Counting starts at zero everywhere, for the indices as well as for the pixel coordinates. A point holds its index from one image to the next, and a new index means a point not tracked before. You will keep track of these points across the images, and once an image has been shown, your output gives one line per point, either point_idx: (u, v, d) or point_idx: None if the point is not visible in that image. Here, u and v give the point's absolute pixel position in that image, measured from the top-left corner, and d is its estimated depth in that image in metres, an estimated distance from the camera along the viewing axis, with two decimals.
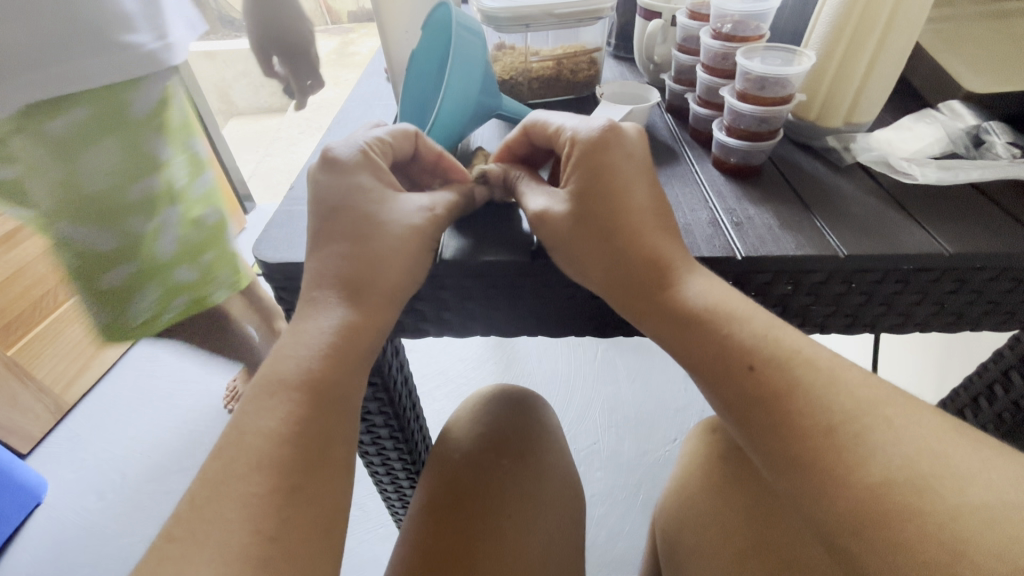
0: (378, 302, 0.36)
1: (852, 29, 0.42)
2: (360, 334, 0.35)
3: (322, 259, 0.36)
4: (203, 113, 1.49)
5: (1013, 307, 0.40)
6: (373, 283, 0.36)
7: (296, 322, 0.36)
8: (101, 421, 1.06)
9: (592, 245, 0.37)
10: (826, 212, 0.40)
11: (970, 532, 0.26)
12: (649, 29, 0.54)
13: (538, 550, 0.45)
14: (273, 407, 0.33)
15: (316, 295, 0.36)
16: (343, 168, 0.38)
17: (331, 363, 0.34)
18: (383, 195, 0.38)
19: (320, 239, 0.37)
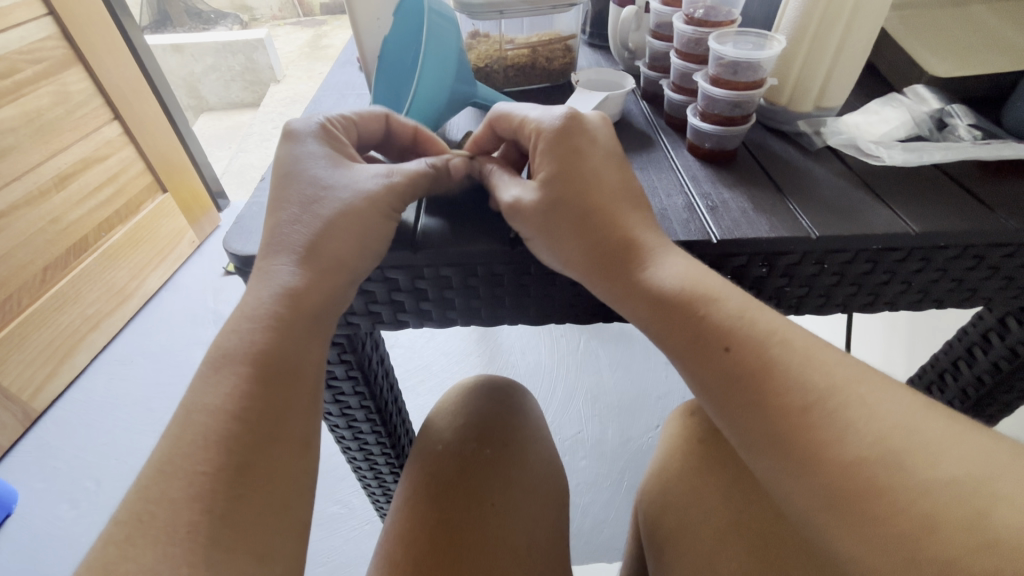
0: (325, 267, 0.37)
1: (821, 15, 0.43)
2: (307, 303, 0.37)
3: (274, 230, 0.38)
4: (173, 110, 1.50)
5: (974, 285, 0.41)
6: (320, 249, 0.37)
7: (250, 284, 0.37)
8: (70, 429, 1.13)
9: (580, 223, 0.38)
10: (798, 196, 0.41)
11: (939, 507, 0.27)
12: (623, 17, 0.55)
13: (521, 534, 0.47)
14: (224, 383, 0.34)
15: (265, 264, 0.37)
16: (302, 138, 0.41)
17: (276, 336, 0.36)
18: (344, 162, 0.41)
19: (277, 206, 0.39)
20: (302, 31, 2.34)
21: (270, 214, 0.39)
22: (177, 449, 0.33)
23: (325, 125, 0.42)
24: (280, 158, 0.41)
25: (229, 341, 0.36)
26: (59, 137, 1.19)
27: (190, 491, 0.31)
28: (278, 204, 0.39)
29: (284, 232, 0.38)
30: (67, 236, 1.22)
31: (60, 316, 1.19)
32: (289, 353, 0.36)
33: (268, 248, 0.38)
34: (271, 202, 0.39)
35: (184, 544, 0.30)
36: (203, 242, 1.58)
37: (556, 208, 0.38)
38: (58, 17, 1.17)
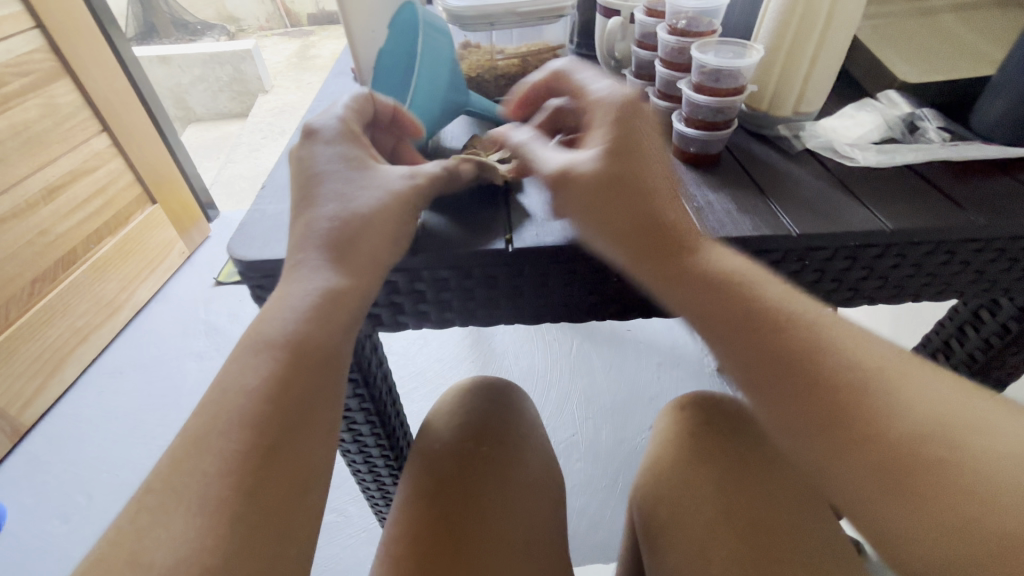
0: (362, 266, 0.38)
1: (796, 25, 0.45)
2: (341, 300, 0.37)
3: (308, 226, 0.39)
4: (162, 121, 1.50)
5: (947, 279, 0.43)
6: (357, 246, 0.38)
7: (280, 286, 0.38)
8: (59, 444, 1.12)
9: (627, 214, 0.39)
10: (780, 196, 0.43)
11: (987, 479, 0.30)
12: (609, 27, 0.57)
13: (520, 526, 0.49)
14: (258, 365, 0.35)
15: (299, 261, 0.38)
16: (325, 137, 0.42)
17: (312, 322, 0.36)
18: (366, 162, 0.41)
19: (308, 204, 0.40)
20: (289, 42, 2.53)
21: (298, 211, 0.40)
22: (200, 437, 0.33)
23: (343, 126, 0.42)
24: (302, 155, 0.42)
25: (263, 322, 0.37)
26: (47, 149, 1.19)
27: (203, 484, 0.32)
28: (307, 201, 0.40)
29: (315, 230, 0.39)
30: (55, 249, 1.21)
31: (48, 329, 1.18)
32: (320, 341, 0.37)
33: (302, 243, 0.39)
34: (301, 201, 0.40)
35: (206, 537, 0.30)
36: (194, 253, 1.58)
37: (599, 201, 0.39)
38: (45, 30, 1.18)
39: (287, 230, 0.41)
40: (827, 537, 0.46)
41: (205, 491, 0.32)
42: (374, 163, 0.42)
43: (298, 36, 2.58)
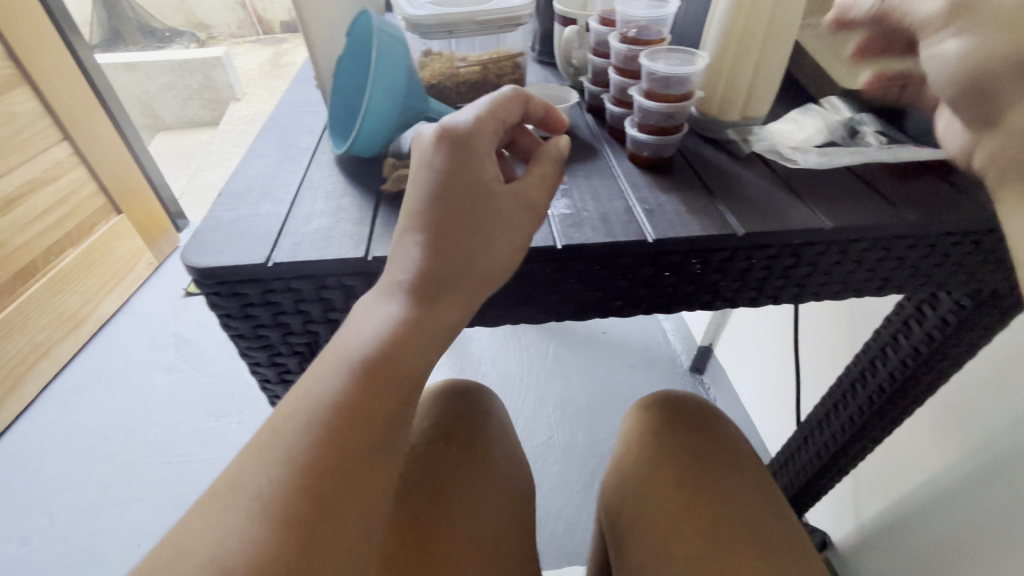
0: (456, 296, 0.37)
1: (740, 31, 0.47)
2: (420, 330, 0.36)
3: (403, 252, 0.37)
4: (126, 129, 1.47)
5: (886, 274, 0.45)
6: (461, 275, 0.37)
7: (370, 300, 0.37)
8: (18, 463, 1.08)
9: (1013, 58, 0.30)
10: (727, 198, 0.44)
11: None
12: (566, 35, 0.58)
13: (488, 527, 0.49)
14: (341, 374, 0.34)
15: (396, 280, 0.37)
16: (447, 150, 0.37)
17: (401, 343, 0.35)
18: (485, 187, 0.38)
19: (412, 229, 0.37)
20: (260, 49, 2.54)
21: (403, 235, 0.38)
22: (270, 443, 0.32)
23: (470, 138, 0.38)
24: (429, 162, 0.38)
25: (350, 335, 0.35)
26: (5, 158, 1.15)
27: (265, 488, 0.30)
28: (413, 224, 0.37)
29: (414, 252, 0.37)
30: (12, 261, 1.17)
31: (6, 345, 1.14)
32: (408, 359, 0.35)
33: (404, 265, 0.37)
34: (409, 222, 0.38)
35: (274, 539, 0.29)
36: (162, 263, 1.55)
37: (991, 53, 0.31)
38: (3, 36, 1.15)
39: (244, 236, 0.40)
40: (788, 528, 0.47)
41: (269, 495, 0.30)
42: (498, 187, 0.38)
43: (270, 43, 2.60)
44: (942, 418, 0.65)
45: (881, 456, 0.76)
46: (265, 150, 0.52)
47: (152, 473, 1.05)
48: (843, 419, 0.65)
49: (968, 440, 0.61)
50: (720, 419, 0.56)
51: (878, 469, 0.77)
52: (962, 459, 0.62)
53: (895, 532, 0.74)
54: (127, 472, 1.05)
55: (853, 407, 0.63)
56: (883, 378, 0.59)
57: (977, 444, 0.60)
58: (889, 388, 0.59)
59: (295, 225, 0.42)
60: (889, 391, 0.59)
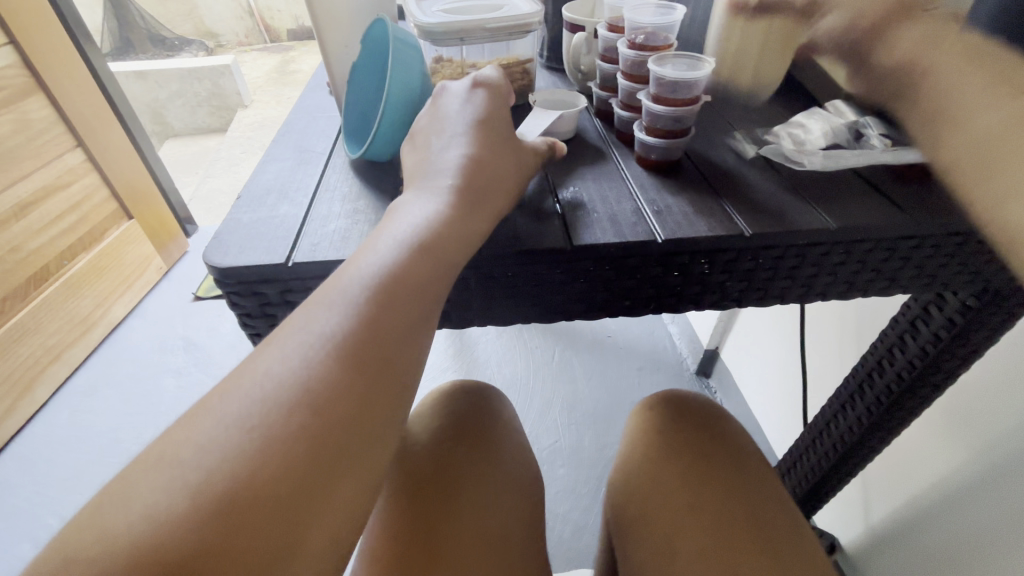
0: (486, 203, 0.40)
1: None
2: (452, 230, 0.38)
3: (445, 151, 0.42)
4: (138, 136, 1.50)
5: (891, 274, 0.45)
6: (493, 186, 0.41)
7: (406, 200, 0.40)
8: (30, 465, 1.09)
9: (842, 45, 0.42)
10: (735, 200, 0.45)
11: None
12: (575, 41, 0.59)
13: (498, 524, 0.50)
14: (342, 324, 0.32)
15: (435, 183, 0.40)
16: (482, 87, 0.47)
17: (445, 228, 0.37)
18: (507, 130, 0.45)
19: (451, 137, 0.43)
20: (268, 57, 2.58)
21: (441, 143, 0.43)
22: (311, 319, 0.32)
23: (500, 83, 0.48)
24: (464, 95, 0.46)
25: (384, 233, 0.37)
26: (20, 164, 1.18)
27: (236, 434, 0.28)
28: (453, 134, 0.43)
29: (451, 160, 0.42)
30: (27, 266, 1.19)
31: (19, 348, 1.16)
32: (403, 323, 0.33)
33: (441, 165, 0.41)
34: (448, 131, 0.44)
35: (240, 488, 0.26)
36: (172, 268, 1.57)
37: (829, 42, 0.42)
38: (19, 46, 1.17)
39: (264, 238, 0.42)
40: (797, 528, 0.47)
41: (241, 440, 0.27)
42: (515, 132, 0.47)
43: (277, 51, 2.62)
44: (950, 420, 0.66)
45: (889, 459, 0.76)
46: (280, 154, 0.53)
47: None
48: (850, 420, 0.65)
49: (976, 442, 0.62)
50: (727, 419, 0.57)
51: (886, 471, 0.77)
52: (970, 461, 0.63)
53: (903, 534, 0.74)
54: None
55: (860, 408, 0.64)
56: (891, 379, 0.59)
57: (986, 446, 0.61)
58: (896, 389, 0.59)
59: (311, 227, 0.43)
60: (896, 391, 0.59)
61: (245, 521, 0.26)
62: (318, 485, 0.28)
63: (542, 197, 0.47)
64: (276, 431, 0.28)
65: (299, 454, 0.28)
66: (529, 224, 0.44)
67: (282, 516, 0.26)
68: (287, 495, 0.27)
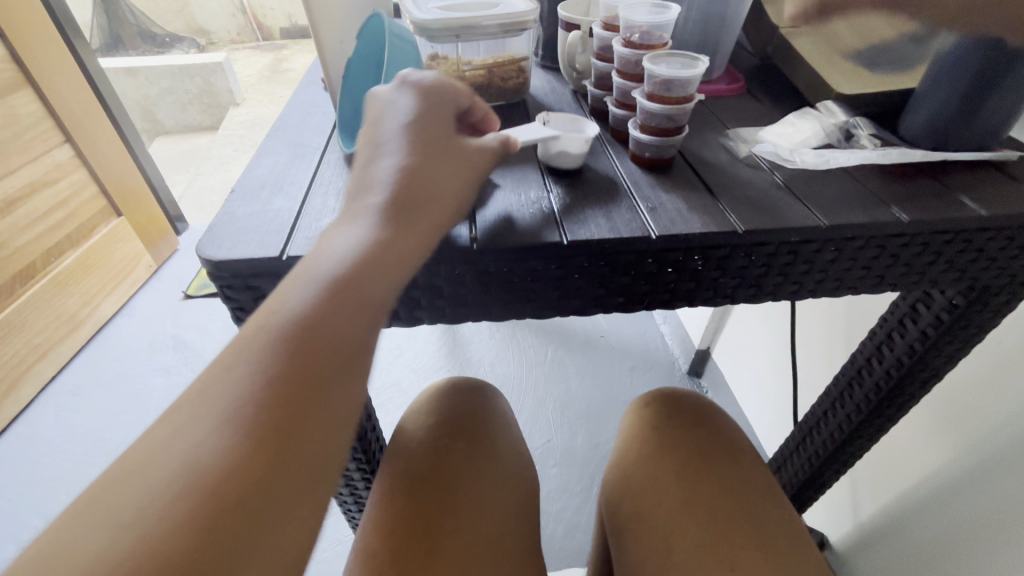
0: (418, 219, 0.38)
1: None
2: (385, 246, 0.36)
3: (376, 168, 0.40)
4: (128, 132, 1.48)
5: (881, 272, 0.46)
6: (426, 201, 0.39)
7: (336, 223, 0.38)
8: (14, 465, 1.07)
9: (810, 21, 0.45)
10: (729, 197, 0.46)
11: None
12: (570, 40, 0.60)
13: (493, 521, 0.50)
14: (284, 334, 0.32)
15: (367, 204, 0.38)
16: (415, 95, 0.44)
17: (373, 255, 0.35)
18: (445, 135, 0.43)
19: (380, 152, 0.41)
20: (260, 55, 2.57)
21: (370, 159, 0.41)
22: (239, 360, 0.31)
23: (433, 90, 0.44)
24: (395, 105, 0.43)
25: (317, 252, 0.36)
26: (7, 160, 1.16)
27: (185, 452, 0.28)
28: (383, 149, 0.41)
29: (383, 177, 0.39)
30: (13, 263, 1.17)
31: (4, 346, 1.14)
32: (350, 321, 0.33)
33: (371, 183, 0.39)
34: (377, 147, 0.41)
35: (194, 506, 0.27)
36: (161, 266, 1.55)
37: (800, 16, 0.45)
38: (7, 39, 1.16)
39: (258, 232, 0.41)
40: (791, 525, 0.48)
41: (193, 459, 0.28)
42: (456, 139, 0.43)
43: (270, 49, 2.61)
44: (938, 418, 0.67)
45: (878, 457, 0.77)
46: (274, 149, 0.53)
47: None
48: (840, 418, 0.66)
49: (963, 439, 0.63)
50: (720, 416, 0.57)
51: (875, 469, 0.78)
52: (957, 457, 0.64)
53: (892, 531, 0.75)
54: None
55: (850, 405, 0.65)
56: (880, 376, 0.60)
57: (972, 443, 0.62)
58: (885, 386, 0.60)
59: (306, 222, 0.43)
60: (885, 389, 0.60)
61: (201, 540, 0.26)
62: (275, 489, 0.29)
63: (520, 197, 0.47)
64: (203, 480, 0.27)
65: (232, 499, 0.27)
66: (496, 223, 0.43)
67: (240, 530, 0.27)
68: (243, 509, 0.27)
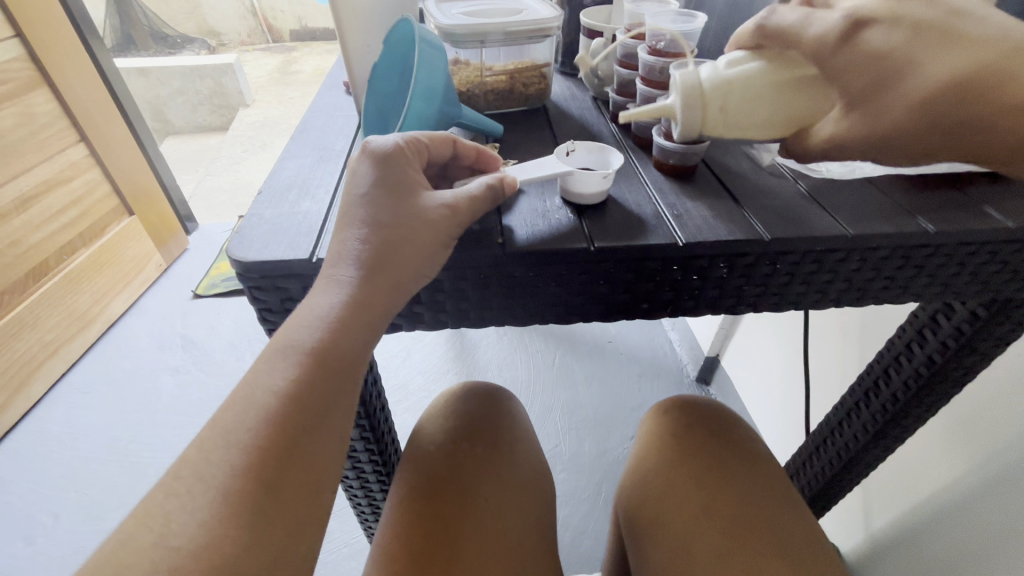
0: (388, 284, 0.38)
1: (701, 99, 0.44)
2: (362, 308, 0.37)
3: (343, 241, 0.39)
4: (141, 132, 1.49)
5: (904, 282, 0.46)
6: (395, 268, 0.38)
7: (310, 293, 0.38)
8: (24, 462, 1.08)
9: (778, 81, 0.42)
10: (754, 205, 0.46)
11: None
12: (593, 46, 0.61)
13: (512, 526, 0.50)
14: (287, 367, 0.36)
15: (331, 273, 0.38)
16: (375, 158, 0.40)
17: (337, 333, 0.37)
18: (408, 187, 0.40)
19: (343, 225, 0.39)
20: (270, 57, 2.58)
21: (337, 231, 0.40)
22: (229, 428, 0.34)
23: (392, 151, 0.40)
24: (355, 174, 0.41)
25: (299, 316, 0.37)
26: (22, 158, 1.17)
27: (209, 481, 0.33)
28: (346, 221, 0.39)
29: (348, 250, 0.38)
30: (26, 260, 1.18)
31: (17, 343, 1.15)
32: (344, 346, 0.37)
33: (335, 258, 0.38)
34: (341, 220, 0.40)
35: (226, 523, 0.31)
36: (171, 265, 1.56)
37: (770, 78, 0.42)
38: (25, 39, 1.17)
39: (288, 234, 0.42)
40: (816, 534, 0.48)
41: (223, 483, 0.33)
42: (419, 199, 0.39)
43: (279, 51, 2.63)
44: (953, 430, 0.66)
45: (891, 469, 0.77)
46: (298, 152, 0.53)
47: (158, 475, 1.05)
48: (856, 428, 0.66)
49: (978, 452, 0.62)
50: (737, 423, 0.57)
51: (888, 480, 0.77)
52: (971, 471, 0.63)
53: (904, 545, 0.74)
54: (134, 473, 1.06)
55: (866, 416, 0.64)
56: (897, 387, 0.60)
57: (988, 455, 0.61)
58: (903, 397, 0.60)
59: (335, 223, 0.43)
60: (903, 400, 0.60)
61: (229, 556, 0.31)
62: (289, 500, 0.34)
63: (547, 201, 0.47)
64: (228, 503, 0.32)
65: (231, 556, 0.31)
66: (536, 225, 0.44)
67: (263, 541, 0.32)
68: (264, 522, 0.32)
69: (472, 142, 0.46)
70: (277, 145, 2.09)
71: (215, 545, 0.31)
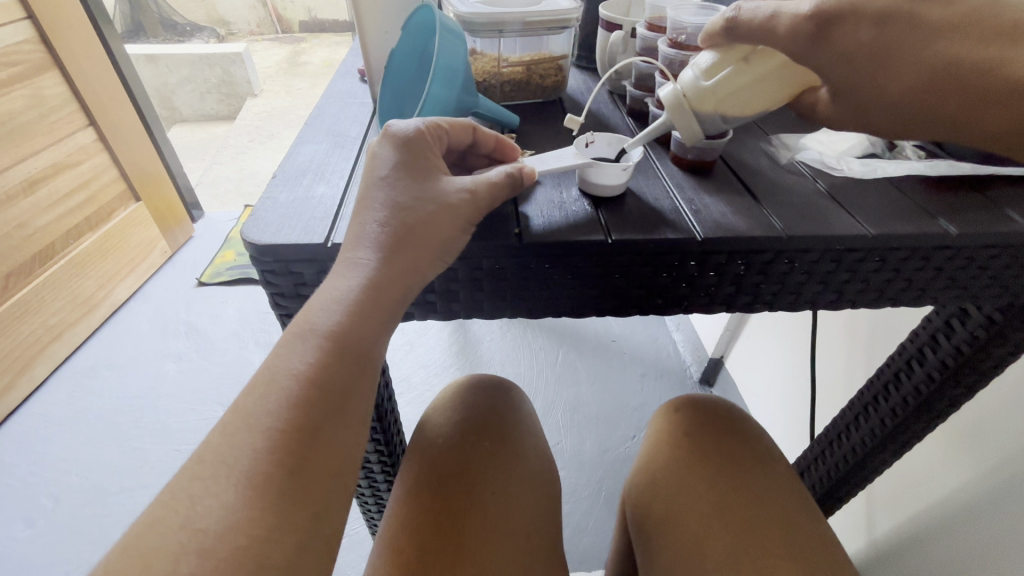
0: (406, 269, 0.37)
1: (694, 108, 0.44)
2: (380, 293, 0.37)
3: (361, 224, 0.38)
4: (149, 117, 1.49)
5: (924, 285, 0.45)
6: (413, 252, 0.37)
7: (327, 277, 0.38)
8: (26, 444, 1.08)
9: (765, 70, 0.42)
10: (773, 202, 0.45)
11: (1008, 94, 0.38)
12: (611, 40, 0.60)
13: (519, 519, 0.50)
14: (304, 351, 0.36)
15: (349, 257, 0.37)
16: (396, 141, 0.40)
17: (353, 318, 0.36)
18: (429, 172, 0.40)
19: (361, 209, 0.39)
20: (279, 47, 2.58)
21: (355, 216, 0.39)
22: (249, 412, 0.34)
23: (413, 135, 0.40)
24: (376, 157, 0.41)
25: (316, 300, 0.37)
26: (31, 140, 1.17)
27: (232, 464, 0.32)
28: (364, 204, 0.39)
29: (366, 234, 0.38)
30: (34, 242, 1.18)
31: (21, 326, 1.14)
32: (360, 333, 0.37)
33: (354, 241, 0.38)
34: (359, 204, 0.39)
35: (250, 506, 0.31)
36: (176, 252, 1.56)
37: (755, 72, 0.42)
38: (37, 21, 1.16)
39: (303, 219, 0.41)
40: (828, 535, 0.48)
41: (247, 466, 0.32)
42: (439, 184, 0.39)
43: (288, 42, 2.62)
44: (961, 436, 0.66)
45: (895, 474, 0.76)
46: (312, 138, 0.53)
47: (159, 461, 1.05)
48: (864, 430, 0.66)
49: (983, 460, 0.62)
50: (749, 424, 0.57)
51: (893, 485, 0.77)
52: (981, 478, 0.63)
53: (905, 550, 0.74)
54: (136, 458, 1.06)
55: (874, 419, 0.64)
56: (908, 392, 0.60)
57: (996, 462, 0.60)
58: (913, 401, 0.59)
59: (350, 209, 0.43)
60: (913, 405, 0.60)
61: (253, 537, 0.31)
62: (310, 486, 0.33)
63: (565, 193, 0.47)
64: (253, 487, 0.32)
65: (254, 538, 0.31)
66: (553, 218, 0.43)
67: (286, 524, 0.32)
68: (287, 506, 0.32)
69: (492, 131, 0.46)
70: (284, 136, 2.08)
71: (241, 528, 0.31)
